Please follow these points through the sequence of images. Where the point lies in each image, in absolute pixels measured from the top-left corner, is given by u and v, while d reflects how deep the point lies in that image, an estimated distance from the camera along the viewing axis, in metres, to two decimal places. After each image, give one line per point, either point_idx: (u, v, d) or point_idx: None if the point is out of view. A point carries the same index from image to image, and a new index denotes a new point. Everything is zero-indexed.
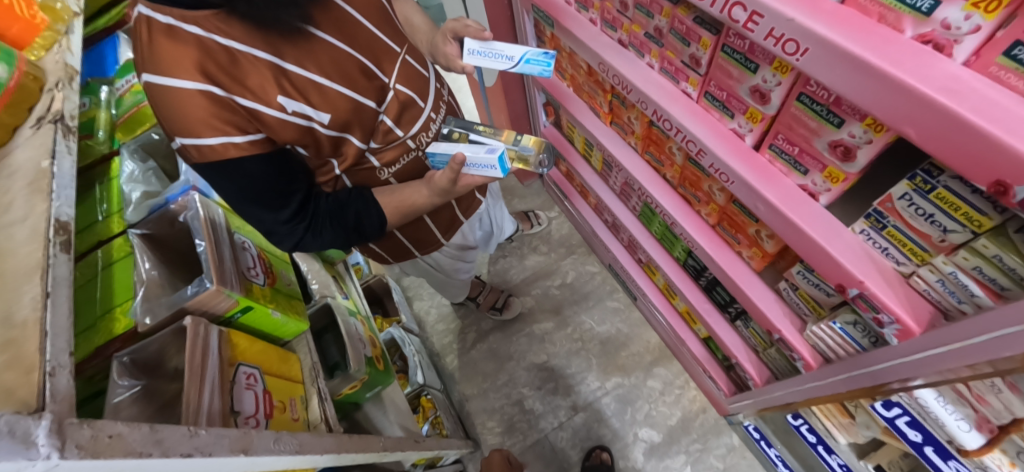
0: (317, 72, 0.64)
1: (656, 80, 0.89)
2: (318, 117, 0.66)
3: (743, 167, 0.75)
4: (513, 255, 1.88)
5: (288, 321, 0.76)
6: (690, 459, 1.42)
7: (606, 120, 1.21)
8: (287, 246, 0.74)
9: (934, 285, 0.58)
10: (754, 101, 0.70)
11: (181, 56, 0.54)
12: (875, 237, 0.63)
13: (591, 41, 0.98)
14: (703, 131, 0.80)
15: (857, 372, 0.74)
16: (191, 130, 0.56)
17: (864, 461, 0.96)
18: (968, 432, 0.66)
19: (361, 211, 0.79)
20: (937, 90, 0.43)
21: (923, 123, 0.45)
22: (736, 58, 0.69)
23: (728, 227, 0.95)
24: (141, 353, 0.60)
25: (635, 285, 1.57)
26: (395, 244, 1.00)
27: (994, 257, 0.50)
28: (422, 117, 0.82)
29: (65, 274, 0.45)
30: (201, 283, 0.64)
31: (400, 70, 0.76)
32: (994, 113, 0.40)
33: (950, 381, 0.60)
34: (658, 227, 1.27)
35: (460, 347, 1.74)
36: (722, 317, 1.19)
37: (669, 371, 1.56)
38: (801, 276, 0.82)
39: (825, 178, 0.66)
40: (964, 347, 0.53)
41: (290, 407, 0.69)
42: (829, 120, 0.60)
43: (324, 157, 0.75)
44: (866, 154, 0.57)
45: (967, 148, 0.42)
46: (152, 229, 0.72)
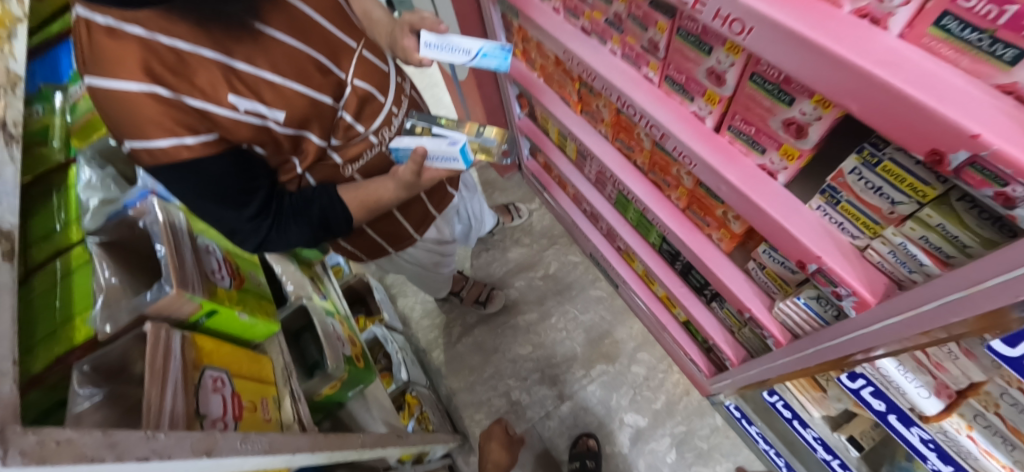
0: (268, 69, 0.63)
1: (619, 66, 0.89)
2: (272, 115, 0.66)
3: (704, 149, 0.76)
4: (496, 248, 1.88)
5: (257, 323, 0.75)
6: (676, 441, 1.45)
7: (577, 109, 1.21)
8: (252, 245, 0.74)
9: (886, 256, 0.59)
10: (711, 83, 0.71)
11: (123, 57, 0.53)
12: (831, 213, 0.64)
13: (555, 30, 0.98)
14: (664, 115, 0.81)
15: (822, 347, 0.76)
16: (141, 131, 0.55)
17: (838, 433, 0.99)
18: (928, 399, 0.68)
19: (326, 206, 0.79)
20: (872, 63, 0.44)
21: (863, 96, 0.46)
22: (691, 41, 0.69)
23: (697, 209, 0.96)
24: (103, 359, 0.60)
25: (615, 272, 1.59)
26: (368, 241, 1.00)
27: (938, 225, 0.51)
28: (383, 112, 0.82)
29: (9, 282, 0.44)
30: (161, 288, 0.62)
31: (358, 65, 0.75)
32: (926, 83, 0.42)
33: (908, 349, 0.62)
34: (633, 214, 1.28)
35: (445, 342, 1.74)
36: (698, 300, 1.21)
37: (652, 355, 1.58)
38: (767, 255, 0.83)
39: (781, 156, 0.67)
40: (916, 316, 0.55)
41: (261, 408, 0.68)
42: (781, 99, 0.61)
43: (285, 155, 0.75)
44: (818, 131, 0.58)
45: (904, 118, 0.43)
46: (112, 236, 0.72)
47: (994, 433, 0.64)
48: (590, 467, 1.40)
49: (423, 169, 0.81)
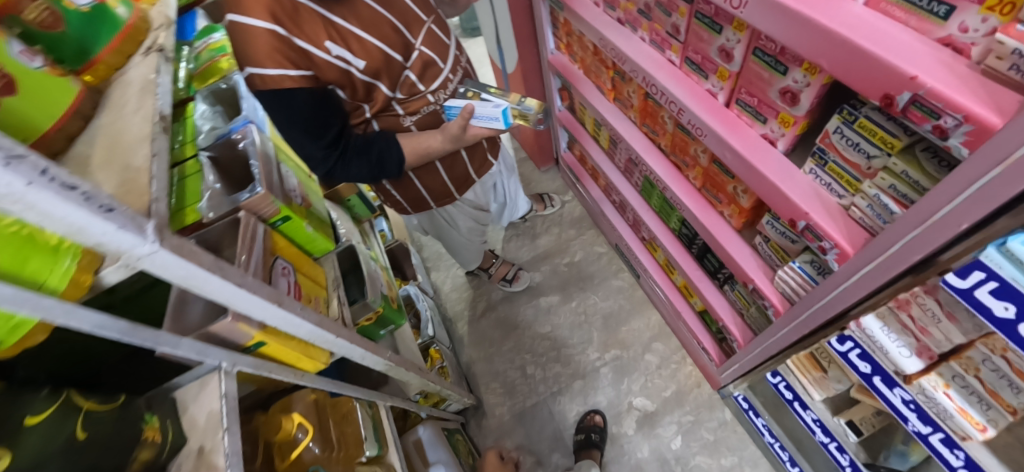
0: (358, 26, 0.81)
1: (647, 51, 1.01)
2: (355, 62, 0.82)
3: (714, 120, 0.86)
4: (527, 234, 2.01)
5: (318, 237, 0.92)
6: (682, 430, 1.48)
7: (611, 97, 1.33)
8: (323, 171, 0.90)
9: (866, 211, 0.66)
10: (721, 60, 0.81)
11: (258, 3, 0.71)
12: (821, 175, 0.72)
13: (594, 20, 1.12)
14: (682, 92, 0.91)
15: (815, 308, 0.82)
16: (258, 62, 0.72)
17: (837, 417, 1.02)
18: (909, 358, 0.73)
19: (384, 149, 0.95)
20: (838, 23, 0.53)
21: (831, 54, 0.55)
22: (706, 22, 0.81)
23: (711, 188, 1.05)
24: (208, 235, 0.74)
25: (637, 262, 1.67)
26: (412, 191, 1.16)
27: (903, 173, 0.58)
28: (441, 76, 0.97)
29: (163, 146, 0.58)
30: (254, 189, 0.80)
31: (425, 35, 0.91)
32: (880, 39, 0.51)
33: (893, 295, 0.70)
34: (656, 200, 1.37)
35: (471, 314, 1.86)
36: (712, 284, 1.28)
37: (667, 346, 1.63)
38: (771, 226, 0.90)
39: (780, 124, 0.75)
40: (885, 258, 0.63)
41: (314, 301, 0.82)
42: (777, 69, 0.71)
43: (358, 101, 0.91)
44: (808, 97, 0.68)
45: (862, 69, 0.52)
46: (216, 153, 0.89)
47: (971, 393, 0.68)
48: (595, 440, 1.47)
49: (468, 124, 0.97)
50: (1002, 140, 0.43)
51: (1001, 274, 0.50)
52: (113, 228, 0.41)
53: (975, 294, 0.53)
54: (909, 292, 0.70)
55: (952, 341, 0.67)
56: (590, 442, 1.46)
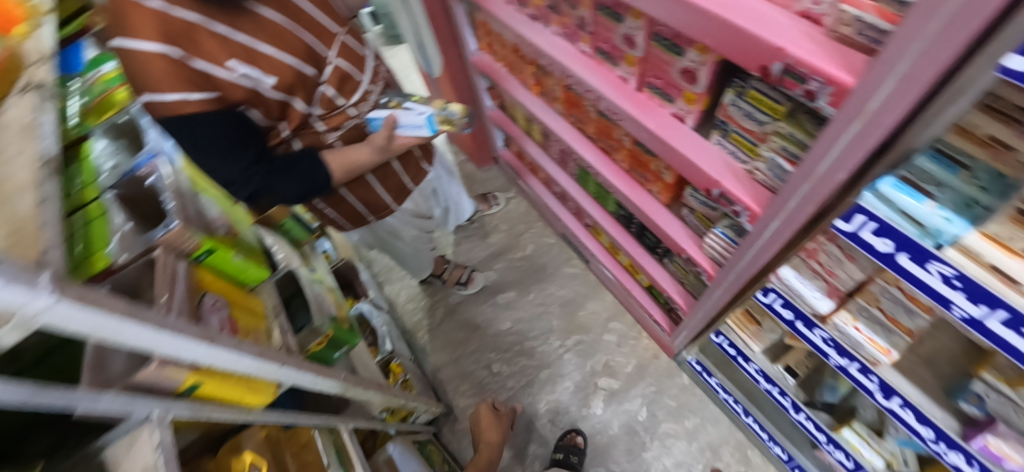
0: (263, 42, 0.78)
1: (561, 44, 1.05)
2: (264, 79, 0.80)
3: (628, 104, 0.90)
4: (476, 235, 2.01)
5: (249, 267, 0.88)
6: (647, 401, 1.55)
7: (536, 92, 1.37)
8: (244, 196, 0.86)
9: (766, 173, 0.73)
10: (627, 47, 0.86)
11: (145, 24, 0.67)
12: (726, 144, 0.79)
13: (507, 18, 1.15)
14: (596, 80, 0.96)
15: (739, 267, 0.89)
16: (155, 87, 0.69)
17: (777, 364, 1.08)
18: (820, 299, 0.81)
19: (310, 167, 0.93)
20: (716, 5, 0.59)
21: (713, 33, 0.60)
22: (608, 13, 0.85)
23: (638, 168, 1.11)
24: (121, 280, 0.68)
25: (585, 248, 1.73)
26: (348, 206, 1.14)
27: (790, 135, 0.65)
28: (360, 89, 0.98)
29: (53, 191, 0.53)
30: (169, 225, 0.75)
31: (340, 48, 0.92)
32: (751, 16, 0.56)
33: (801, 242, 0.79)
34: (593, 186, 1.42)
35: (430, 323, 1.84)
36: (653, 258, 1.35)
37: (624, 324, 1.69)
38: (694, 198, 0.99)
39: (685, 102, 0.81)
40: (787, 213, 0.70)
41: (252, 333, 0.79)
42: (674, 51, 0.76)
43: (273, 120, 0.89)
44: (704, 74, 0.73)
45: (741, 45, 0.58)
46: (122, 191, 0.84)
47: (874, 322, 0.78)
48: (574, 461, 1.42)
49: (394, 135, 0.98)
50: (858, 95, 0.49)
51: (878, 215, 0.56)
52: (2, 283, 0.36)
53: (861, 235, 0.60)
54: (815, 242, 0.77)
55: (856, 280, 0.75)
56: (568, 463, 1.41)
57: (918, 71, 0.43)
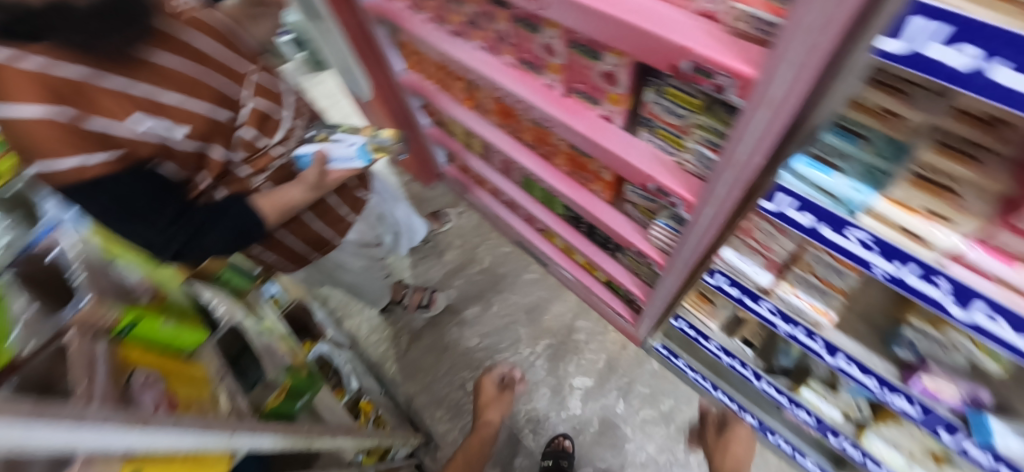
0: (168, 91, 0.77)
1: (483, 58, 1.05)
2: (173, 131, 0.77)
3: (557, 110, 0.91)
4: (431, 254, 1.97)
5: (182, 333, 0.83)
6: (622, 393, 1.58)
7: (469, 106, 1.36)
8: (170, 255, 0.81)
9: (694, 163, 0.77)
10: (549, 56, 0.88)
11: (26, 86, 0.63)
12: (655, 140, 0.82)
13: (427, 35, 1.13)
14: (523, 90, 0.96)
15: (684, 254, 0.92)
16: (50, 154, 0.65)
17: (734, 337, 1.13)
18: (761, 274, 0.84)
19: (239, 213, 0.87)
20: (622, 11, 0.61)
21: (625, 39, 0.63)
22: (524, 25, 0.86)
23: (578, 169, 1.13)
24: (28, 375, 0.58)
25: (541, 252, 1.74)
26: (285, 247, 1.07)
27: (709, 126, 0.69)
28: (283, 128, 0.99)
29: None
30: (76, 306, 0.69)
31: (254, 88, 0.92)
32: (656, 19, 0.59)
33: (736, 222, 0.82)
34: (539, 192, 1.44)
35: (396, 351, 1.79)
36: (606, 254, 1.38)
37: (590, 321, 1.72)
38: (634, 192, 1.03)
39: (610, 103, 0.84)
40: (718, 199, 0.73)
41: (196, 404, 0.73)
42: (591, 56, 0.78)
43: (189, 173, 0.84)
44: (623, 76, 0.76)
45: (650, 48, 0.60)
46: (21, 269, 0.77)
47: (811, 288, 0.83)
48: (564, 465, 1.43)
49: (327, 170, 0.99)
50: (761, 84, 0.52)
51: (797, 192, 0.60)
52: None
53: (784, 211, 0.64)
54: (749, 220, 0.81)
55: (789, 251, 0.80)
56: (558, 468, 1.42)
57: (809, 59, 0.46)
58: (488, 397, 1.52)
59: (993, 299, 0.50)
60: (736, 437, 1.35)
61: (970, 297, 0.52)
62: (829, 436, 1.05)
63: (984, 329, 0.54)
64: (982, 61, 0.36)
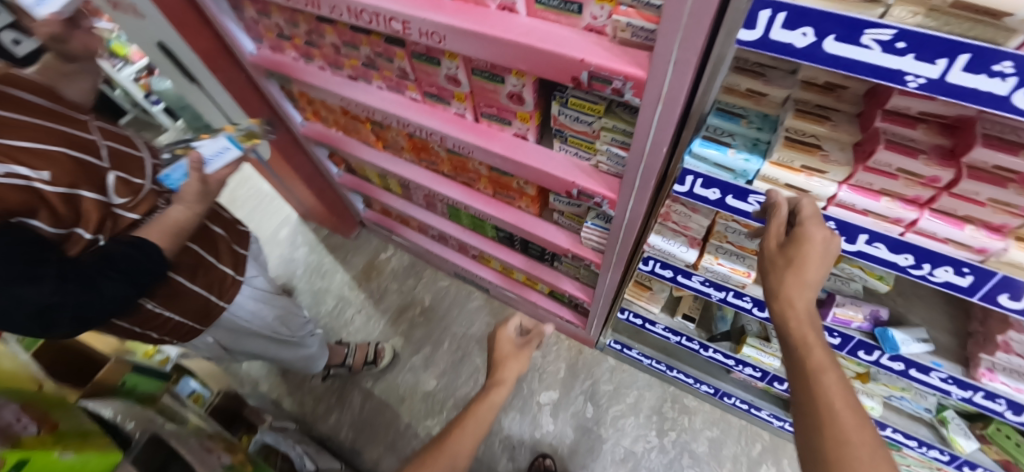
0: (13, 137, 0.67)
1: (389, 97, 1.06)
2: (37, 175, 0.68)
3: (472, 136, 0.94)
4: (368, 306, 1.88)
5: (91, 460, 0.70)
6: (588, 396, 1.60)
7: (380, 147, 1.35)
8: (68, 316, 0.71)
9: (609, 164, 0.82)
10: (453, 86, 0.90)
11: None
12: (568, 149, 0.87)
13: (325, 84, 1.12)
14: (435, 122, 0.98)
15: (618, 248, 0.98)
16: None
17: (676, 316, 1.22)
18: (687, 252, 0.91)
19: (131, 252, 0.76)
20: (517, 35, 0.65)
21: (525, 60, 0.67)
22: (424, 59, 0.88)
23: (502, 190, 1.16)
24: None
25: (481, 278, 1.74)
26: (194, 302, 1.00)
27: (614, 126, 0.75)
28: (149, 165, 0.89)
29: None
30: None
31: (101, 131, 0.82)
32: (548, 39, 0.64)
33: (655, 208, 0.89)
34: (467, 219, 1.45)
35: (350, 417, 1.66)
36: (545, 266, 1.42)
37: (541, 335, 1.74)
38: (559, 201, 1.07)
39: (521, 121, 0.88)
40: (637, 191, 0.79)
41: None
42: (495, 80, 0.82)
43: (66, 227, 0.74)
44: (529, 94, 0.80)
45: (550, 65, 0.65)
46: None
47: (731, 254, 0.90)
48: None
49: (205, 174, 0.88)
50: (653, 83, 0.58)
51: (700, 172, 0.68)
52: None
53: (694, 191, 0.71)
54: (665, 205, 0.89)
55: (705, 226, 0.88)
56: None
57: (685, 56, 0.53)
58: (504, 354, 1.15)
59: (873, 231, 0.61)
60: (807, 247, 0.56)
61: (856, 232, 0.63)
62: (775, 384, 1.16)
63: (866, 254, 0.65)
64: (814, 38, 0.44)
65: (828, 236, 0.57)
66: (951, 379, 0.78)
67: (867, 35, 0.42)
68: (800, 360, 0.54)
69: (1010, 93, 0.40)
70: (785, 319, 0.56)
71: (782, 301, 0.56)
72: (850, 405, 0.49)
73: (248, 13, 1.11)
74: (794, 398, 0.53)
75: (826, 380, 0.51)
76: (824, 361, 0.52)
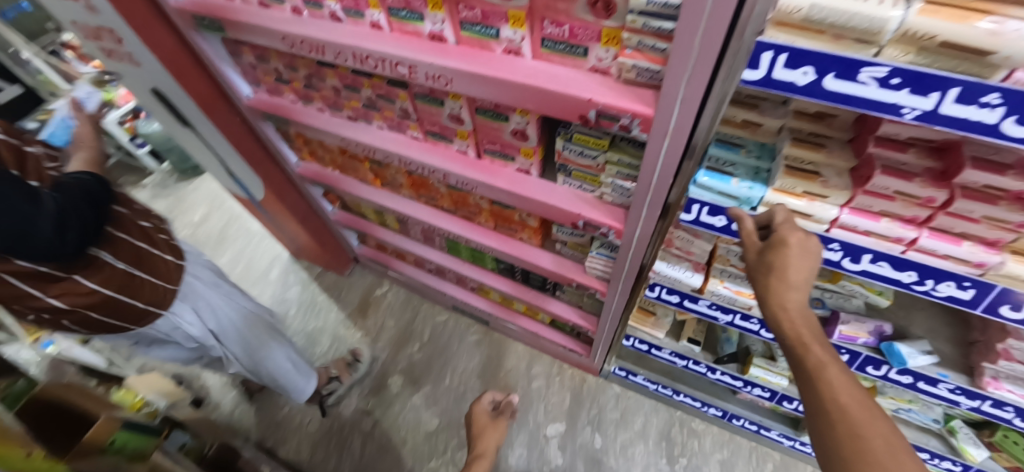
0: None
1: (389, 136, 1.07)
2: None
3: (475, 174, 0.95)
4: (364, 344, 1.84)
5: None
6: (595, 426, 1.58)
7: (378, 184, 1.36)
8: (72, 243, 0.82)
9: (613, 195, 0.85)
10: (456, 124, 0.92)
11: None
12: (571, 182, 0.89)
13: (324, 125, 1.13)
14: (438, 160, 1.00)
15: (623, 277, 0.99)
16: None
17: (682, 340, 1.23)
18: (692, 276, 0.93)
19: (78, 185, 0.86)
20: (525, 78, 0.68)
21: (532, 101, 0.69)
22: (428, 100, 0.90)
23: (503, 223, 1.18)
24: None
25: (479, 311, 1.73)
26: (158, 264, 1.08)
27: (619, 160, 0.77)
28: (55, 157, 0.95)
29: None
30: None
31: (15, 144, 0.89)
32: (555, 81, 0.67)
33: (659, 235, 0.91)
34: (466, 252, 1.45)
35: (350, 463, 1.59)
36: (546, 295, 1.42)
37: (544, 365, 1.72)
38: (562, 231, 1.08)
39: (525, 157, 0.90)
40: (644, 221, 0.81)
41: None
42: (499, 118, 0.84)
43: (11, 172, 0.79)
44: (532, 131, 0.83)
45: (557, 104, 0.67)
46: None
47: (734, 277, 0.93)
48: None
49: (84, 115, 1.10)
50: (660, 119, 0.61)
51: (705, 200, 0.70)
52: None
53: (700, 219, 0.74)
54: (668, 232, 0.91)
55: (707, 250, 0.89)
56: None
57: (691, 94, 0.56)
58: (482, 426, 1.24)
59: (876, 250, 0.65)
60: (786, 252, 0.56)
61: (860, 252, 0.66)
62: (784, 403, 1.17)
63: (870, 272, 0.68)
64: (814, 76, 0.47)
65: (803, 236, 0.57)
66: (959, 389, 0.80)
67: (864, 73, 0.45)
68: (801, 362, 0.55)
69: (999, 121, 0.43)
70: (778, 323, 0.57)
71: (775, 306, 0.57)
72: (858, 400, 0.50)
73: (247, 59, 1.13)
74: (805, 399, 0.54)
75: (831, 376, 0.52)
76: (825, 360, 0.53)
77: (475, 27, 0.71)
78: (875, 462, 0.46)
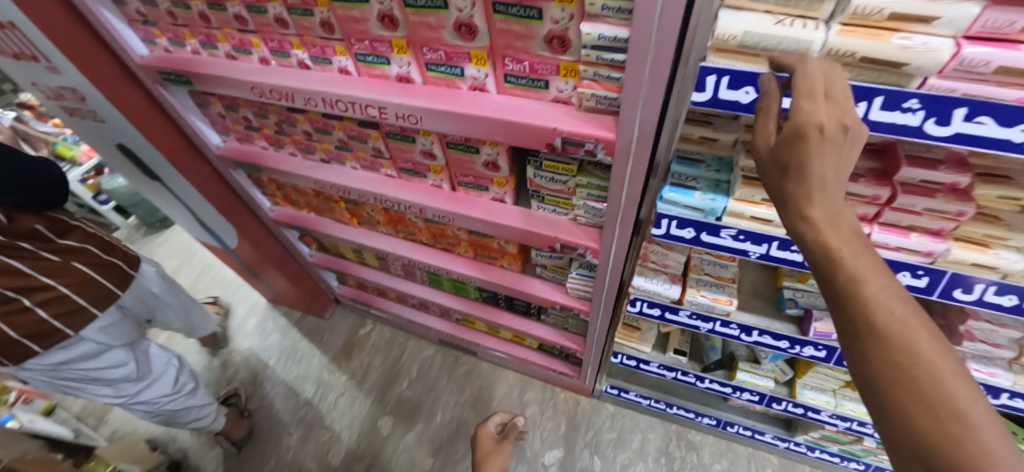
0: None
1: (364, 176, 1.09)
2: None
3: (452, 206, 0.97)
4: (351, 387, 1.78)
5: None
6: (593, 449, 1.56)
7: (355, 223, 1.36)
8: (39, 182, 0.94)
9: (586, 216, 0.88)
10: (429, 160, 0.95)
11: None
12: (545, 206, 0.92)
13: (296, 169, 1.13)
14: (413, 196, 1.01)
15: (603, 295, 1.01)
16: None
17: (668, 352, 1.25)
18: (670, 288, 0.95)
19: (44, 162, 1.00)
20: (491, 111, 0.71)
21: (500, 133, 0.72)
22: (399, 138, 0.93)
23: (483, 251, 1.19)
24: None
25: (466, 342, 1.71)
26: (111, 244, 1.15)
27: (588, 182, 0.80)
28: None
29: None
30: None
31: None
32: (521, 113, 0.70)
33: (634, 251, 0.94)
34: (449, 284, 1.45)
35: None
36: (531, 320, 1.43)
37: (537, 391, 1.70)
38: (540, 255, 1.10)
39: (498, 186, 0.93)
40: (618, 238, 0.83)
41: None
42: (470, 151, 0.87)
43: None
44: (503, 161, 0.86)
45: (525, 134, 0.70)
46: None
47: (710, 285, 0.95)
48: None
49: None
50: (622, 142, 0.64)
51: (673, 214, 0.74)
52: None
53: (669, 232, 0.77)
54: (643, 247, 0.94)
55: (682, 261, 0.93)
56: None
57: (648, 117, 0.60)
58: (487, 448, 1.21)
59: None
60: (808, 144, 0.40)
61: None
62: (773, 405, 1.19)
63: None
64: (756, 94, 0.51)
65: (836, 113, 0.40)
66: None
67: None
68: (826, 279, 0.43)
69: (921, 123, 0.48)
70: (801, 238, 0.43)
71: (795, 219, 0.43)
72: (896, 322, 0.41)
73: (215, 109, 1.13)
74: (832, 315, 0.43)
75: (869, 293, 0.40)
76: (863, 272, 0.41)
77: (441, 67, 0.74)
78: (918, 396, 0.38)
